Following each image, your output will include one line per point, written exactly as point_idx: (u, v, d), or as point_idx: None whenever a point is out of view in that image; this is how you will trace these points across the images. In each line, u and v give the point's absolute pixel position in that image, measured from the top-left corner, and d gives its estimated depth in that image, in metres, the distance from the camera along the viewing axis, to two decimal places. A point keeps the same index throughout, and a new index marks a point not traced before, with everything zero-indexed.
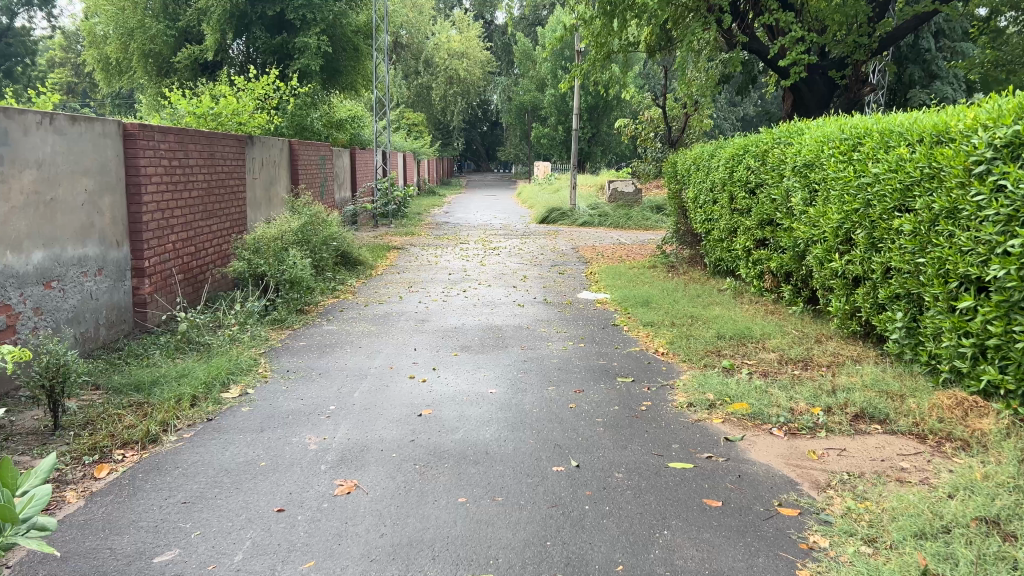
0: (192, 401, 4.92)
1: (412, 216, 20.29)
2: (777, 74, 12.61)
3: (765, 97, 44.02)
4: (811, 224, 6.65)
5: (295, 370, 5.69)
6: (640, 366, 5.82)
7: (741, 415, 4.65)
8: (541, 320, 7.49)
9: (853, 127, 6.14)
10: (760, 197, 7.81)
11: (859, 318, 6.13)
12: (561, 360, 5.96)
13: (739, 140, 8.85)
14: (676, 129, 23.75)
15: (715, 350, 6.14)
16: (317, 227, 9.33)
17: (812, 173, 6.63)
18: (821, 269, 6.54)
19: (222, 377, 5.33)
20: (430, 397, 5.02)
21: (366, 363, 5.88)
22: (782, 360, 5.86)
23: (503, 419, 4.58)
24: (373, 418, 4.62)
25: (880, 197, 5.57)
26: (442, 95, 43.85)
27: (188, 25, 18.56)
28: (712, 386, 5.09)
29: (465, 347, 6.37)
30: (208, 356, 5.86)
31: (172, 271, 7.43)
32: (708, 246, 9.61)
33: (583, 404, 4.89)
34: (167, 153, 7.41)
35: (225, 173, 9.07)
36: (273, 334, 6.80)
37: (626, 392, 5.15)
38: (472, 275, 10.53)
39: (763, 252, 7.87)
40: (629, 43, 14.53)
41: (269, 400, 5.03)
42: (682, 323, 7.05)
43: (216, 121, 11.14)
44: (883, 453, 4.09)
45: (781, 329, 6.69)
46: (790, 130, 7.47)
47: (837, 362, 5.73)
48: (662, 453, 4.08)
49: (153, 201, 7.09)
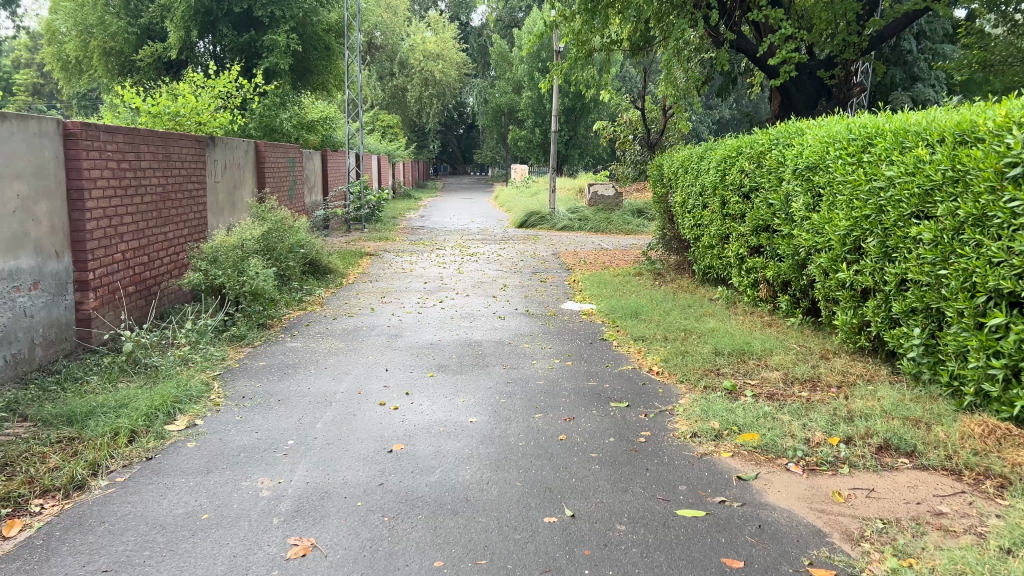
0: (130, 437, 4.32)
1: (386, 221, 19.71)
2: (764, 74, 12.22)
3: (742, 100, 43.80)
4: (814, 231, 6.18)
5: (251, 396, 5.10)
6: (634, 388, 5.29)
7: (751, 447, 4.15)
8: (524, 335, 6.95)
9: (862, 126, 5.67)
10: (756, 202, 7.34)
11: (868, 332, 5.66)
12: (548, 382, 5.42)
13: (731, 140, 8.36)
14: (656, 132, 23.36)
15: (714, 369, 5.65)
16: (284, 234, 8.74)
17: (816, 176, 6.16)
18: (825, 280, 6.06)
19: (167, 406, 4.73)
20: (402, 428, 4.46)
21: (332, 387, 5.30)
22: (787, 381, 5.38)
23: (485, 456, 4.03)
24: (337, 456, 4.06)
25: (895, 203, 5.09)
26: (417, 97, 43.35)
27: (151, 22, 17.84)
28: (716, 413, 4.59)
29: (442, 367, 5.82)
30: (154, 381, 5.26)
31: (122, 284, 6.82)
32: (697, 253, 9.15)
33: (574, 435, 4.35)
34: (115, 156, 6.79)
35: (182, 177, 8.44)
36: (231, 352, 6.21)
37: (622, 420, 4.62)
38: (449, 283, 9.98)
39: (759, 260, 7.40)
40: (611, 42, 14.04)
41: (219, 433, 4.44)
42: (675, 337, 6.54)
43: (174, 121, 10.50)
44: (917, 495, 3.59)
45: (782, 344, 6.22)
46: (789, 130, 7.00)
47: (847, 383, 5.26)
48: (667, 498, 3.55)
49: (99, 208, 6.46)
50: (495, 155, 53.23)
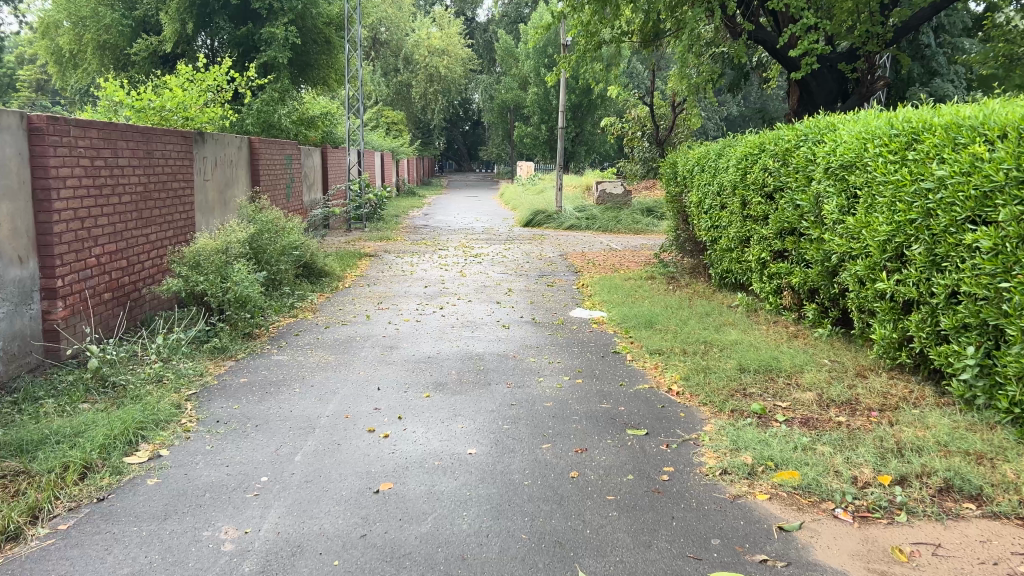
0: (83, 472, 3.79)
1: (388, 219, 19.20)
2: (783, 67, 11.70)
3: (751, 96, 43.13)
4: (848, 236, 5.62)
5: (226, 421, 4.57)
6: (652, 412, 4.75)
7: (792, 488, 3.61)
8: (529, 347, 6.42)
9: (905, 120, 5.11)
10: (781, 203, 6.79)
11: (910, 349, 5.10)
12: (556, 404, 4.87)
13: (754, 137, 7.80)
14: (665, 128, 22.76)
15: (741, 389, 5.12)
16: (274, 236, 8.23)
17: (851, 176, 5.59)
18: (861, 290, 5.52)
19: (129, 434, 4.19)
20: (392, 462, 3.94)
21: (316, 410, 4.77)
22: (822, 403, 4.86)
23: (485, 500, 3.50)
24: (315, 499, 3.54)
25: (946, 205, 4.54)
26: (422, 93, 42.82)
27: (147, 15, 17.39)
28: (748, 445, 4.06)
29: (439, 385, 5.29)
30: (120, 404, 4.73)
31: (96, 291, 6.31)
32: (715, 256, 8.61)
33: (587, 472, 3.81)
34: (88, 152, 6.26)
35: (165, 174, 7.90)
36: (211, 367, 5.71)
37: (640, 452, 4.09)
38: (451, 287, 9.45)
39: (784, 266, 6.85)
40: (620, 34, 13.49)
41: (185, 467, 3.91)
42: (695, 350, 6.01)
43: (159, 115, 9.99)
44: (992, 553, 3.04)
45: (811, 359, 5.68)
46: (818, 126, 6.42)
47: (890, 406, 4.73)
48: (699, 557, 3.02)
49: (69, 209, 5.94)
50: (500, 152, 52.71)
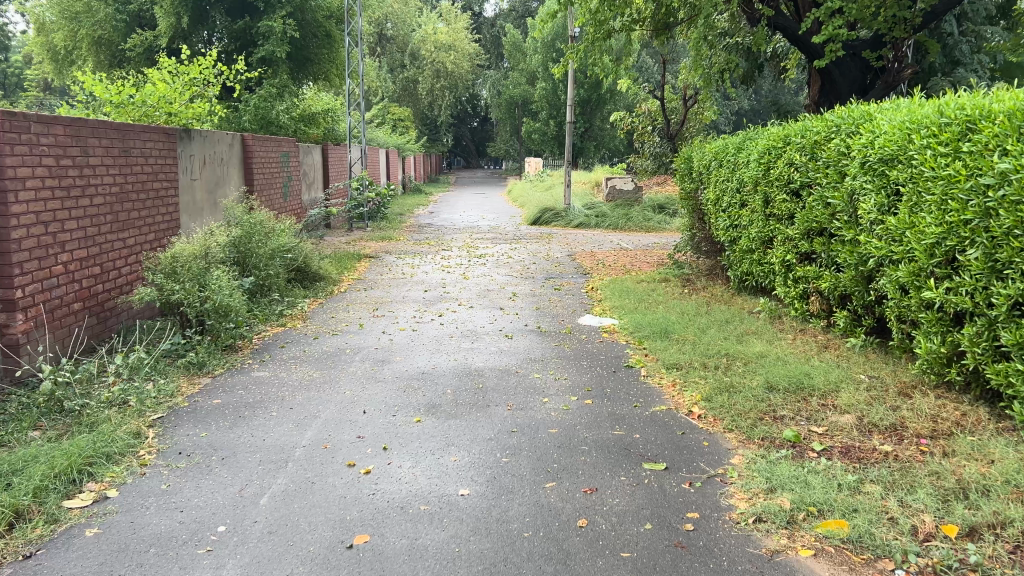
0: (11, 522, 3.24)
1: (392, 218, 18.68)
2: (806, 54, 11.13)
3: (762, 89, 42.37)
4: (889, 239, 5.03)
5: (190, 453, 4.04)
6: (671, 440, 4.19)
7: (840, 542, 3.05)
8: (534, 360, 5.86)
9: (957, 107, 4.53)
10: (810, 202, 6.22)
11: (961, 365, 4.52)
12: (562, 432, 4.31)
13: (777, 129, 7.23)
14: (676, 122, 22.12)
15: (771, 412, 4.55)
16: (264, 238, 7.71)
17: (893, 171, 5.01)
18: (902, 298, 4.94)
19: (73, 472, 3.66)
20: (372, 507, 3.40)
21: (292, 438, 4.24)
22: (864, 429, 4.29)
23: (474, 560, 2.94)
24: (279, 557, 3.00)
25: (1009, 205, 3.95)
26: (429, 88, 41.96)
27: (141, 9, 16.94)
28: (785, 486, 3.50)
29: (433, 407, 4.75)
30: (73, 433, 4.19)
31: (64, 300, 5.79)
32: (733, 257, 8.03)
33: (598, 521, 3.26)
34: (52, 150, 5.73)
35: (144, 174, 7.38)
36: (183, 386, 5.18)
37: (658, 492, 3.53)
38: (451, 292, 8.91)
39: (811, 269, 6.28)
40: (631, 22, 12.94)
41: (133, 513, 3.38)
42: (716, 365, 5.44)
43: (140, 110, 9.49)
44: None
45: (848, 375, 5.10)
46: (851, 116, 5.83)
47: (942, 432, 4.15)
48: None
49: (29, 211, 5.40)
50: (509, 147, 52.17)
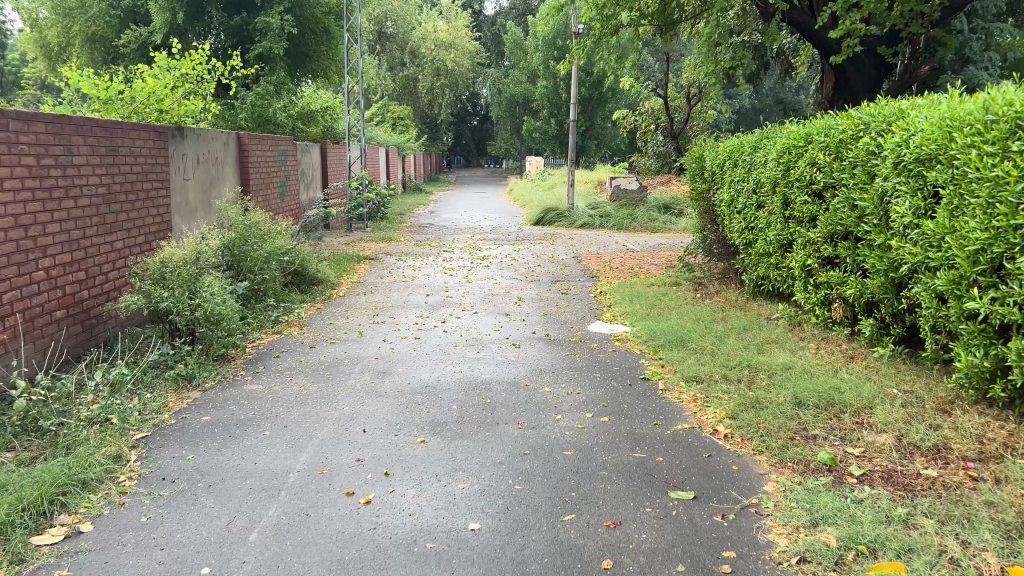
0: None
1: (392, 218, 18.35)
2: (820, 50, 10.79)
3: (763, 88, 42.02)
4: (925, 244, 4.70)
5: (174, 480, 3.70)
6: (698, 464, 3.86)
7: None
8: (543, 371, 5.53)
9: (1006, 103, 4.19)
10: (835, 203, 5.88)
11: (1007, 381, 4.18)
12: (579, 454, 3.98)
13: (797, 127, 6.90)
14: (680, 121, 21.80)
15: (801, 432, 4.23)
16: (259, 242, 7.38)
17: (931, 172, 4.68)
18: (939, 307, 4.61)
19: (44, 502, 3.34)
20: (373, 544, 3.06)
21: (286, 462, 3.91)
22: (904, 451, 3.96)
23: None
24: None
25: None
26: (429, 87, 41.66)
27: (135, 4, 16.60)
28: (829, 520, 3.17)
29: (438, 425, 4.42)
30: (47, 457, 3.86)
31: (45, 308, 5.46)
32: (749, 261, 7.70)
33: (625, 561, 2.93)
34: (33, 149, 5.39)
35: (133, 173, 7.04)
36: (170, 402, 4.85)
37: (688, 527, 3.20)
38: (454, 296, 8.58)
39: (834, 275, 5.95)
40: (638, 16, 12.33)
41: (107, 552, 3.04)
42: (738, 377, 5.12)
43: (128, 107, 9.13)
44: None
45: (880, 389, 4.76)
46: (881, 113, 5.49)
47: (990, 455, 3.81)
48: None
49: (7, 213, 5.06)
50: (510, 146, 51.84)
